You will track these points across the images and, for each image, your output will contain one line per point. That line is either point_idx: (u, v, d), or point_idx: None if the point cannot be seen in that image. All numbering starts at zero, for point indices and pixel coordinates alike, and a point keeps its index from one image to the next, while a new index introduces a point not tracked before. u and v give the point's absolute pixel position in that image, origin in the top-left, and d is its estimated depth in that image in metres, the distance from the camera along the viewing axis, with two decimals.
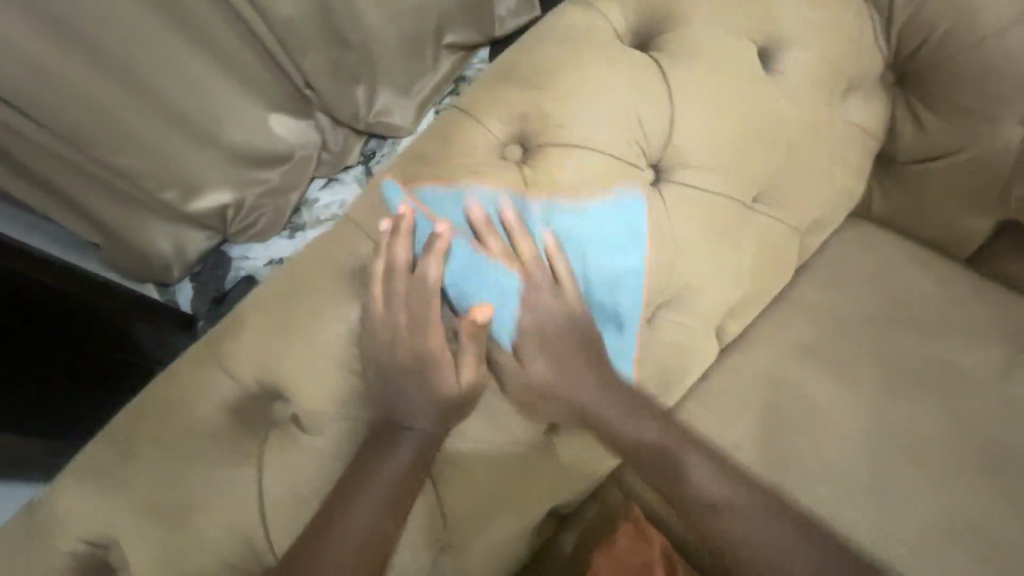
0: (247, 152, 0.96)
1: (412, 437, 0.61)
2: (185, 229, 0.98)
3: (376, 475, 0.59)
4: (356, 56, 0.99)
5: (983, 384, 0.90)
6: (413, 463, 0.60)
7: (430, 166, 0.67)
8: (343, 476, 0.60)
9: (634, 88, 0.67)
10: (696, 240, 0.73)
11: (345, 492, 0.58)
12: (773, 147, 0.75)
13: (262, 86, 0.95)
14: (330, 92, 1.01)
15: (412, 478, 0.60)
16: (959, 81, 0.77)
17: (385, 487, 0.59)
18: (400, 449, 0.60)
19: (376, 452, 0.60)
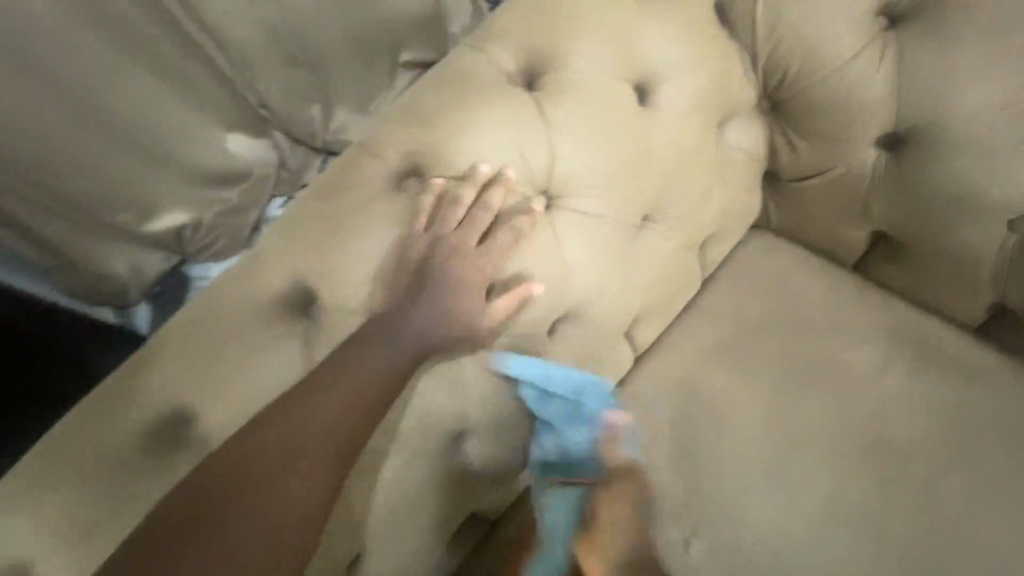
0: (208, 171, 0.82)
1: (372, 374, 0.69)
2: (141, 249, 0.83)
3: (333, 396, 0.67)
4: (305, 71, 0.87)
5: (863, 380, 0.98)
6: (367, 398, 0.68)
7: (332, 199, 0.73)
8: (303, 382, 0.68)
9: (516, 125, 0.74)
10: (585, 260, 0.80)
11: (304, 400, 0.67)
12: (654, 173, 0.83)
13: (216, 104, 0.81)
14: (283, 113, 0.88)
15: (363, 410, 0.68)
16: (817, 111, 0.87)
17: (338, 408, 0.67)
18: (363, 376, 0.70)
19: (336, 372, 0.68)
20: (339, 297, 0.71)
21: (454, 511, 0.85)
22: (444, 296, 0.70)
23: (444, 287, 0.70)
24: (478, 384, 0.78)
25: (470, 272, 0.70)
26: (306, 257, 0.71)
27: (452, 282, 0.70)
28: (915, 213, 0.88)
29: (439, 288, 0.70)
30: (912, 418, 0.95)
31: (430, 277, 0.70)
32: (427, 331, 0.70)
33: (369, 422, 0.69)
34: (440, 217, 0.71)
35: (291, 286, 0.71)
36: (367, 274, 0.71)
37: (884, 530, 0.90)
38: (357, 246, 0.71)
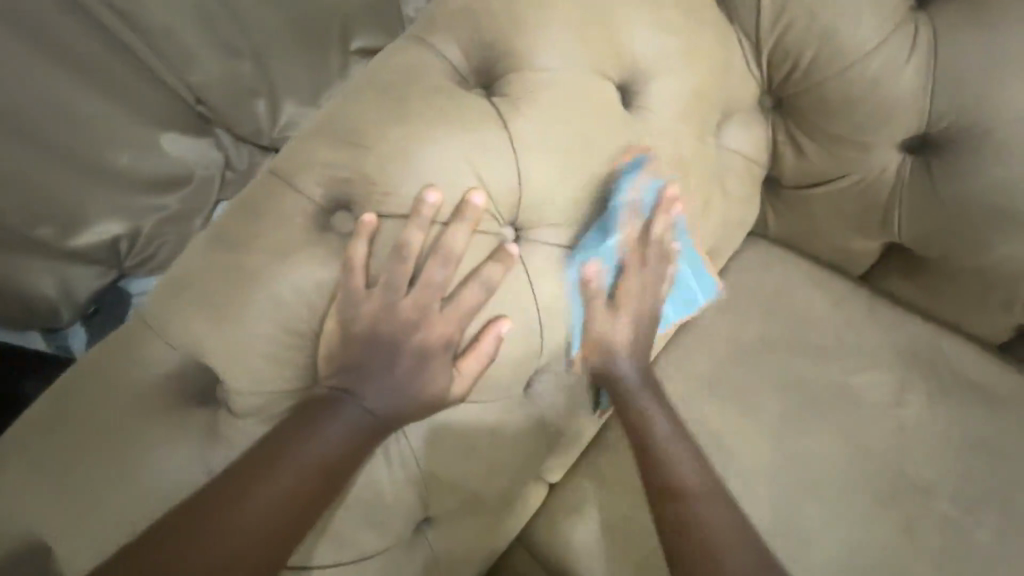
0: (153, 176, 0.71)
1: (308, 470, 0.54)
2: (68, 263, 0.70)
3: (254, 501, 0.53)
4: (250, 65, 0.73)
5: (886, 410, 0.85)
6: (299, 501, 0.54)
7: (231, 243, 0.56)
8: (212, 485, 0.53)
9: (471, 141, 0.58)
10: (565, 303, 0.65)
11: (214, 508, 0.52)
12: (645, 190, 0.68)
13: (161, 110, 0.70)
14: (227, 113, 0.74)
15: (293, 517, 0.54)
16: (830, 109, 0.74)
17: (260, 516, 0.53)
18: (289, 464, 0.54)
19: (260, 468, 0.53)
20: (252, 376, 0.55)
21: None
22: (402, 369, 0.58)
23: (400, 358, 0.57)
24: (439, 459, 0.64)
25: (432, 339, 0.58)
26: (200, 322, 0.54)
27: (409, 354, 0.58)
28: (943, 225, 0.75)
29: (393, 360, 0.57)
30: (943, 455, 0.81)
31: (378, 350, 0.57)
32: (381, 414, 0.58)
33: (299, 531, 0.55)
34: (382, 267, 0.56)
35: (188, 361, 0.55)
36: (289, 341, 0.55)
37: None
38: (266, 307, 0.54)
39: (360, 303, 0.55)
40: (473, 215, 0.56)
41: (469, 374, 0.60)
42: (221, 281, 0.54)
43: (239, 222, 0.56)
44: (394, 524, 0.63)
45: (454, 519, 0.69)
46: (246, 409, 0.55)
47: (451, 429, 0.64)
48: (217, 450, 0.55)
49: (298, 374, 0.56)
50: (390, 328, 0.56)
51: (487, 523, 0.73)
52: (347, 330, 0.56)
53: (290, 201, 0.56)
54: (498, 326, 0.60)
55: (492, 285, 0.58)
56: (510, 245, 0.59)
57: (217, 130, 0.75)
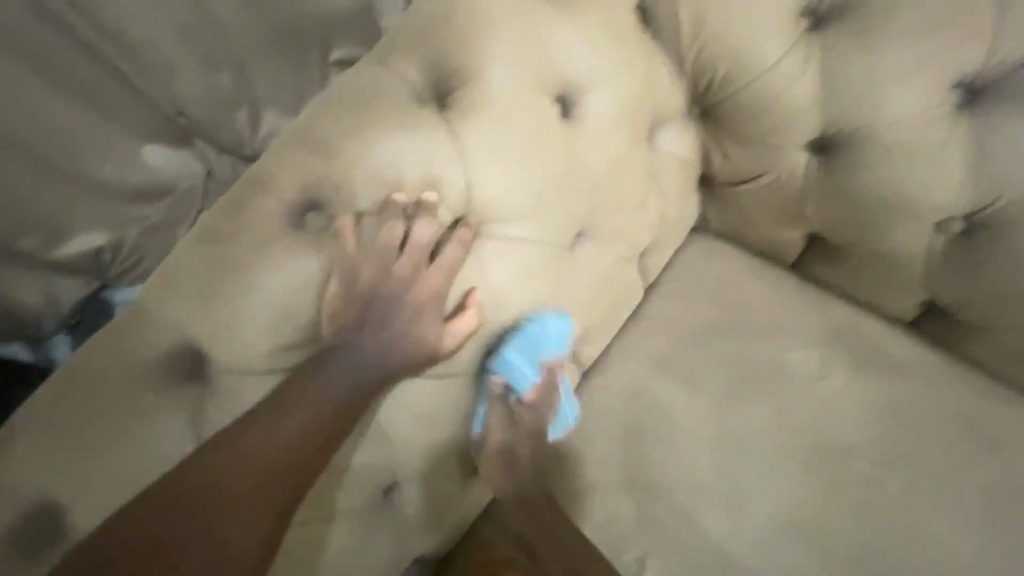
0: (138, 186, 0.75)
1: (321, 411, 0.62)
2: (53, 274, 0.75)
3: (274, 435, 0.61)
4: (228, 76, 0.77)
5: (812, 383, 0.95)
6: (313, 438, 0.62)
7: (214, 240, 0.63)
8: (238, 423, 0.61)
9: (422, 150, 0.67)
10: (514, 288, 0.74)
11: (240, 441, 0.60)
12: (582, 190, 0.77)
13: (144, 116, 0.74)
14: (205, 121, 0.78)
15: (308, 451, 0.62)
16: (746, 115, 0.84)
17: (280, 448, 0.61)
18: (303, 407, 0.62)
19: (279, 408, 0.61)
20: (236, 355, 0.63)
21: (391, 561, 0.79)
22: (399, 330, 0.66)
23: (399, 316, 0.65)
24: (405, 429, 0.72)
25: (423, 296, 0.66)
26: (190, 310, 0.62)
27: (404, 309, 0.66)
28: (849, 216, 0.86)
29: (389, 315, 0.65)
30: (861, 421, 0.92)
31: (377, 307, 0.65)
32: (384, 364, 0.65)
33: (315, 464, 0.63)
34: (345, 257, 0.64)
35: (179, 345, 0.63)
36: (265, 323, 0.62)
37: (840, 544, 0.85)
38: (246, 294, 0.62)
39: (358, 266, 0.63)
40: (446, 191, 0.65)
41: (461, 333, 0.69)
42: (213, 267, 0.62)
43: (221, 222, 0.64)
44: (369, 485, 0.72)
45: (424, 484, 0.78)
46: (233, 384, 0.64)
47: (418, 400, 0.72)
48: (212, 417, 0.64)
49: (273, 352, 0.63)
50: (384, 289, 0.65)
51: (456, 489, 0.82)
52: (345, 291, 0.64)
53: (266, 204, 0.64)
54: (473, 296, 0.70)
55: (472, 248, 0.68)
56: (487, 227, 0.70)
57: (197, 141, 0.79)
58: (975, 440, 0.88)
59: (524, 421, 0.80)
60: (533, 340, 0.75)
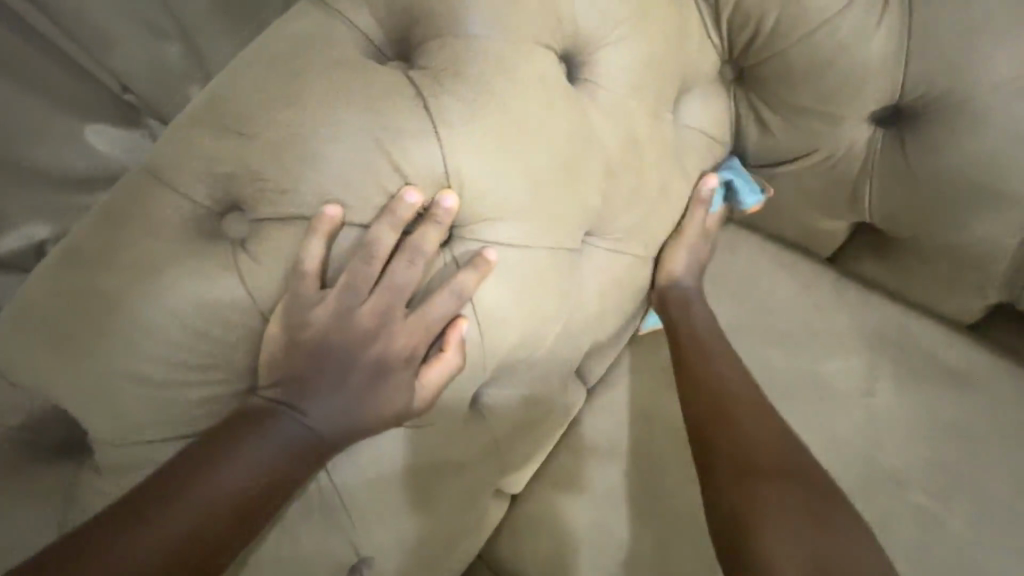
0: (78, 171, 0.55)
1: (234, 496, 0.46)
2: None
3: (164, 527, 0.44)
4: (176, 47, 0.56)
5: (857, 398, 0.80)
6: (217, 534, 0.45)
7: (85, 261, 0.45)
8: (112, 510, 0.44)
9: (381, 123, 0.48)
10: (507, 310, 0.56)
11: (109, 536, 0.43)
12: (596, 176, 0.60)
13: (65, 90, 0.53)
14: (155, 96, 0.57)
15: (206, 554, 0.45)
16: (795, 79, 0.68)
17: (167, 547, 0.44)
18: (219, 480, 0.45)
19: (175, 489, 0.45)
20: (122, 423, 0.45)
21: None
22: (355, 383, 0.49)
23: (353, 372, 0.49)
24: (371, 492, 0.55)
25: (393, 349, 0.50)
26: (53, 360, 0.44)
27: (365, 367, 0.49)
28: (918, 204, 0.70)
29: (345, 372, 0.49)
30: (918, 442, 0.77)
31: (328, 361, 0.48)
32: (326, 435, 0.49)
33: (215, 569, 0.46)
34: (276, 282, 0.46)
35: (45, 407, 0.46)
36: (165, 380, 0.45)
37: None
38: (135, 339, 0.44)
39: (311, 309, 0.46)
40: (446, 219, 0.50)
41: (430, 386, 0.52)
42: (88, 293, 0.44)
43: (99, 231, 0.45)
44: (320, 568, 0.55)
45: (396, 557, 0.61)
46: (122, 459, 0.46)
47: (383, 459, 0.55)
48: (95, 502, 0.47)
49: (181, 419, 0.46)
50: (345, 338, 0.48)
51: (439, 553, 0.66)
52: (292, 342, 0.47)
53: (167, 205, 0.46)
54: (456, 331, 0.53)
55: (464, 295, 0.51)
56: (491, 252, 0.53)
57: (149, 122, 0.57)
58: None
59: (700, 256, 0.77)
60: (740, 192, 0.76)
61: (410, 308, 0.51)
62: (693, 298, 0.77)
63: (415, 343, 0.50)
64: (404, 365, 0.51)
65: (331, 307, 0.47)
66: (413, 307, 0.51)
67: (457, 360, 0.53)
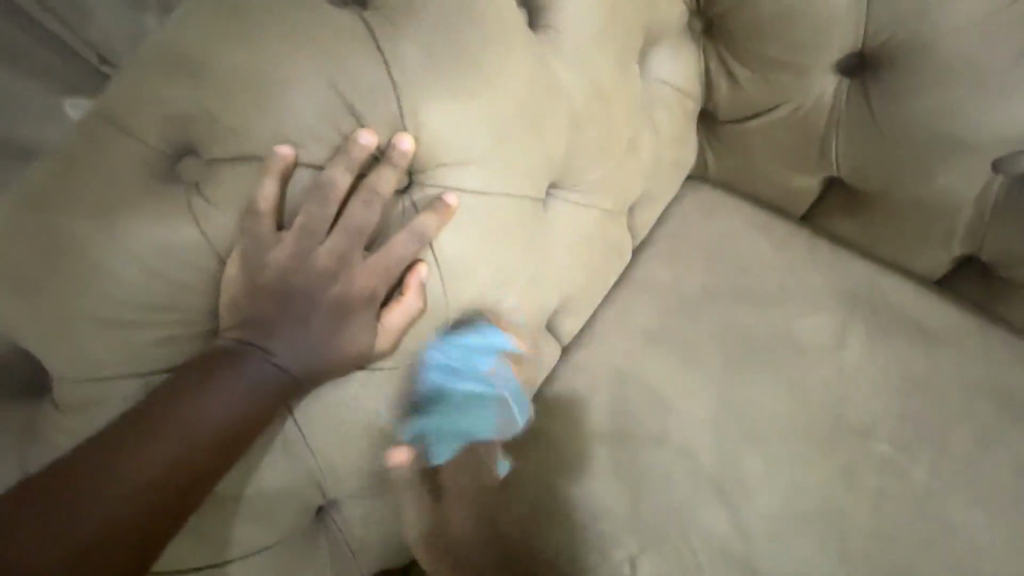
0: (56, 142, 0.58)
1: (202, 437, 0.47)
2: None
3: (134, 467, 0.45)
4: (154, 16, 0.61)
5: (824, 353, 0.82)
6: (185, 473, 0.46)
7: (38, 204, 0.45)
8: (83, 450, 0.45)
9: (334, 63, 0.48)
10: (470, 258, 0.57)
11: (82, 476, 0.44)
12: (559, 125, 0.60)
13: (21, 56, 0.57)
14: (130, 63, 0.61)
15: (178, 491, 0.46)
16: (762, 29, 0.68)
17: (138, 484, 0.45)
18: (185, 421, 0.46)
19: (142, 431, 0.45)
20: (83, 363, 0.46)
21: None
22: (316, 325, 0.49)
23: (315, 314, 0.49)
24: (339, 436, 0.56)
25: (354, 291, 0.50)
26: (12, 301, 0.45)
27: (326, 308, 0.50)
28: (884, 155, 0.71)
29: (307, 313, 0.49)
30: (882, 395, 0.79)
31: (289, 304, 0.49)
32: (291, 375, 0.49)
33: (190, 505, 0.47)
34: (232, 222, 0.46)
35: (9, 347, 0.47)
36: (125, 320, 0.45)
37: (866, 536, 0.73)
38: (91, 279, 0.44)
39: (268, 250, 0.47)
40: (402, 162, 0.50)
41: (393, 329, 0.53)
42: (46, 234, 0.44)
43: (54, 173, 0.45)
44: (291, 508, 0.57)
45: (368, 500, 0.63)
46: (88, 398, 0.47)
47: (350, 405, 0.56)
48: (59, 444, 0.47)
49: (143, 359, 0.47)
50: (304, 279, 0.48)
51: (414, 505, 0.66)
52: (251, 282, 0.47)
53: (123, 147, 0.46)
54: (417, 275, 0.53)
55: (424, 236, 0.52)
56: (450, 196, 0.53)
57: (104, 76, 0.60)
58: (1008, 412, 0.77)
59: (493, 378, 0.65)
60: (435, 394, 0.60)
61: (370, 251, 0.51)
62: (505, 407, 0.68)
63: (376, 285, 0.51)
64: (364, 307, 0.51)
65: (288, 247, 0.47)
66: (373, 250, 0.51)
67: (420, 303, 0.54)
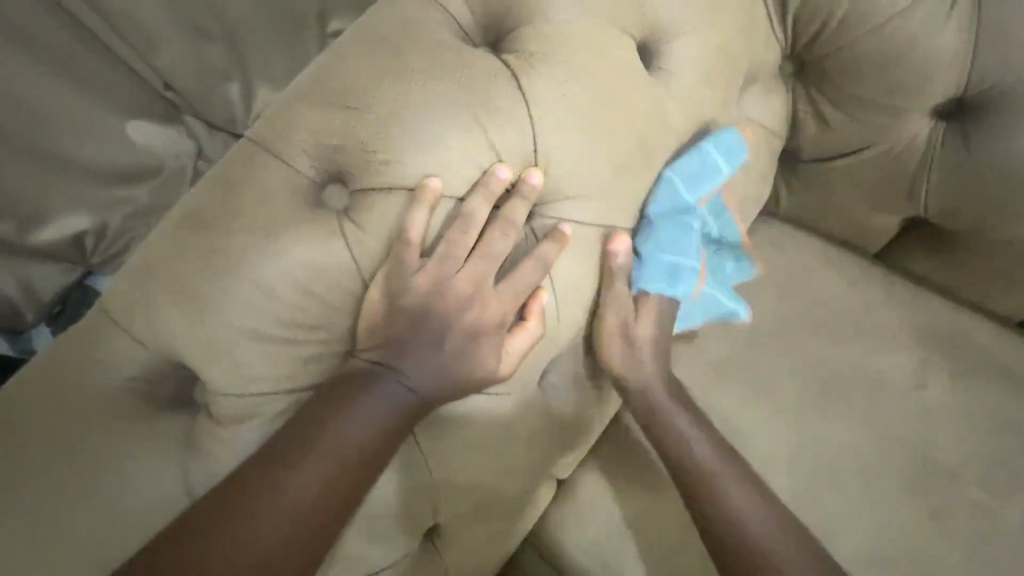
0: (124, 164, 0.60)
1: (345, 458, 0.48)
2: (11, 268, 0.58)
3: (292, 488, 0.46)
4: (221, 48, 0.62)
5: (908, 392, 0.80)
6: (334, 492, 0.48)
7: (209, 224, 0.48)
8: (235, 475, 0.47)
9: (479, 102, 0.51)
10: (582, 287, 0.59)
11: (238, 500, 0.45)
12: (668, 160, 0.62)
13: (125, 96, 0.59)
14: (198, 96, 0.63)
15: (330, 509, 0.48)
16: (860, 71, 0.71)
17: (297, 504, 0.46)
18: (335, 441, 0.48)
19: (289, 457, 0.47)
20: (238, 377, 0.48)
21: None
22: (449, 349, 0.51)
23: (449, 338, 0.51)
24: (447, 457, 0.57)
25: (483, 317, 0.52)
26: (177, 315, 0.47)
27: (458, 333, 0.51)
28: (979, 198, 0.73)
29: (439, 338, 0.51)
30: (969, 435, 0.77)
31: (424, 327, 0.50)
32: (425, 397, 0.51)
33: (337, 525, 0.48)
34: (380, 248, 0.49)
35: (162, 362, 0.49)
36: (280, 337, 0.48)
37: None
38: (252, 298, 0.47)
39: (411, 276, 0.49)
40: (531, 195, 0.52)
41: (516, 354, 0.54)
42: (213, 254, 0.47)
43: (218, 197, 0.48)
44: (399, 528, 0.57)
45: (467, 519, 0.63)
46: (234, 413, 0.48)
47: (463, 426, 0.57)
48: (216, 456, 0.49)
49: (290, 376, 0.49)
50: (439, 304, 0.50)
51: (495, 526, 0.67)
52: (393, 306, 0.49)
53: (282, 175, 0.49)
54: (539, 301, 0.55)
55: (547, 264, 0.53)
56: (567, 226, 0.55)
57: (189, 119, 0.64)
58: None
59: (643, 324, 0.65)
60: (673, 272, 0.63)
61: (497, 278, 0.53)
62: (661, 408, 0.68)
63: (503, 310, 0.52)
64: (491, 333, 0.52)
65: (430, 272, 0.49)
66: (501, 277, 0.53)
67: (537, 326, 0.55)
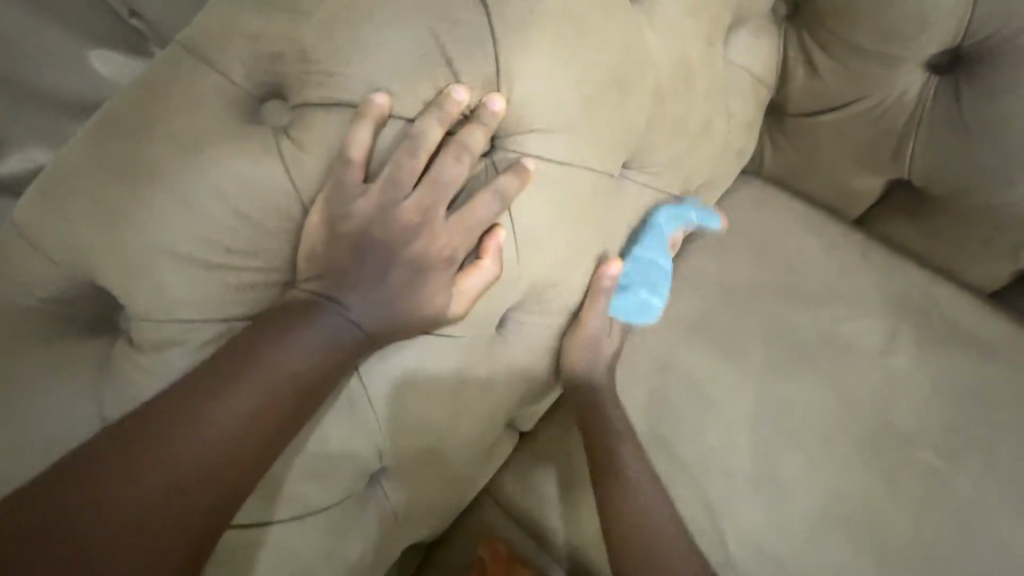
0: (77, 94, 0.52)
1: (274, 394, 0.46)
2: None
3: (220, 418, 0.44)
4: None
5: (873, 358, 0.79)
6: (268, 424, 0.46)
7: (129, 133, 0.43)
8: (159, 402, 0.44)
9: (437, 12, 0.46)
10: (545, 228, 0.55)
11: (161, 427, 0.43)
12: (645, 97, 0.58)
13: None
14: None
15: (263, 441, 0.46)
16: (855, 14, 0.67)
17: (226, 434, 0.44)
18: (269, 372, 0.45)
19: (219, 385, 0.44)
20: (161, 301, 0.44)
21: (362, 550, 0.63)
22: (394, 281, 0.48)
23: (394, 270, 0.48)
24: (394, 400, 0.55)
25: (431, 250, 0.49)
26: (92, 230, 0.43)
27: (405, 265, 0.48)
28: (963, 160, 0.71)
29: (384, 269, 0.48)
30: (929, 401, 0.77)
31: (368, 256, 0.47)
32: (369, 331, 0.48)
33: (264, 464, 0.46)
34: (319, 170, 0.44)
35: (80, 286, 0.45)
36: (207, 259, 0.44)
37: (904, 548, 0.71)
38: (176, 215, 0.43)
39: (354, 201, 0.45)
40: (491, 122, 0.48)
41: (470, 293, 0.52)
42: (132, 166, 0.43)
43: (141, 102, 0.43)
44: (341, 468, 0.55)
45: (416, 464, 0.62)
46: (156, 338, 0.45)
47: (413, 367, 0.55)
48: (136, 385, 0.46)
49: (220, 302, 0.46)
50: (385, 233, 0.47)
51: (448, 471, 0.66)
52: (333, 232, 0.46)
53: (213, 82, 0.44)
54: (496, 239, 0.52)
55: (506, 198, 0.50)
56: (530, 160, 0.51)
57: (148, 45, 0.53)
58: None
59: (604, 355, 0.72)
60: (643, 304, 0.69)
61: (450, 211, 0.50)
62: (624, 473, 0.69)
63: (454, 244, 0.49)
64: (440, 267, 0.49)
65: (374, 198, 0.46)
66: (455, 210, 0.50)
67: (494, 265, 0.52)
